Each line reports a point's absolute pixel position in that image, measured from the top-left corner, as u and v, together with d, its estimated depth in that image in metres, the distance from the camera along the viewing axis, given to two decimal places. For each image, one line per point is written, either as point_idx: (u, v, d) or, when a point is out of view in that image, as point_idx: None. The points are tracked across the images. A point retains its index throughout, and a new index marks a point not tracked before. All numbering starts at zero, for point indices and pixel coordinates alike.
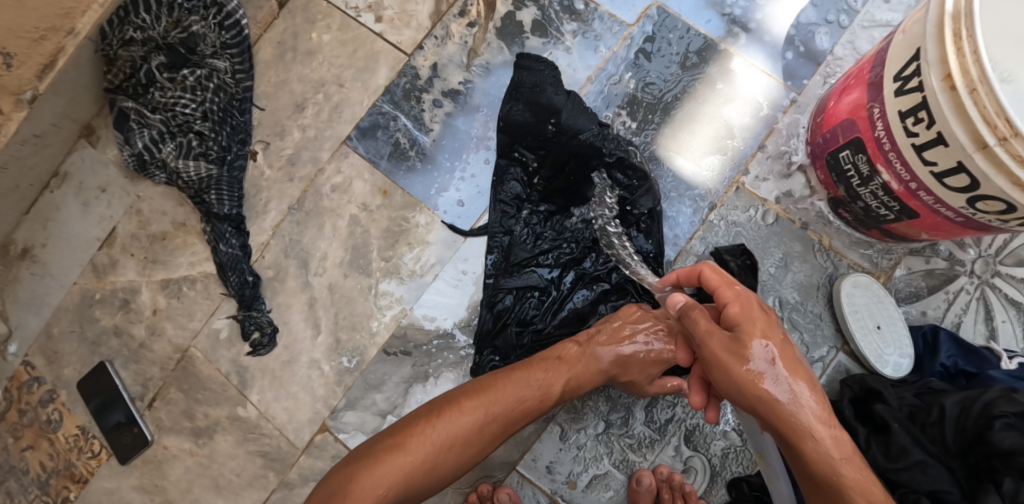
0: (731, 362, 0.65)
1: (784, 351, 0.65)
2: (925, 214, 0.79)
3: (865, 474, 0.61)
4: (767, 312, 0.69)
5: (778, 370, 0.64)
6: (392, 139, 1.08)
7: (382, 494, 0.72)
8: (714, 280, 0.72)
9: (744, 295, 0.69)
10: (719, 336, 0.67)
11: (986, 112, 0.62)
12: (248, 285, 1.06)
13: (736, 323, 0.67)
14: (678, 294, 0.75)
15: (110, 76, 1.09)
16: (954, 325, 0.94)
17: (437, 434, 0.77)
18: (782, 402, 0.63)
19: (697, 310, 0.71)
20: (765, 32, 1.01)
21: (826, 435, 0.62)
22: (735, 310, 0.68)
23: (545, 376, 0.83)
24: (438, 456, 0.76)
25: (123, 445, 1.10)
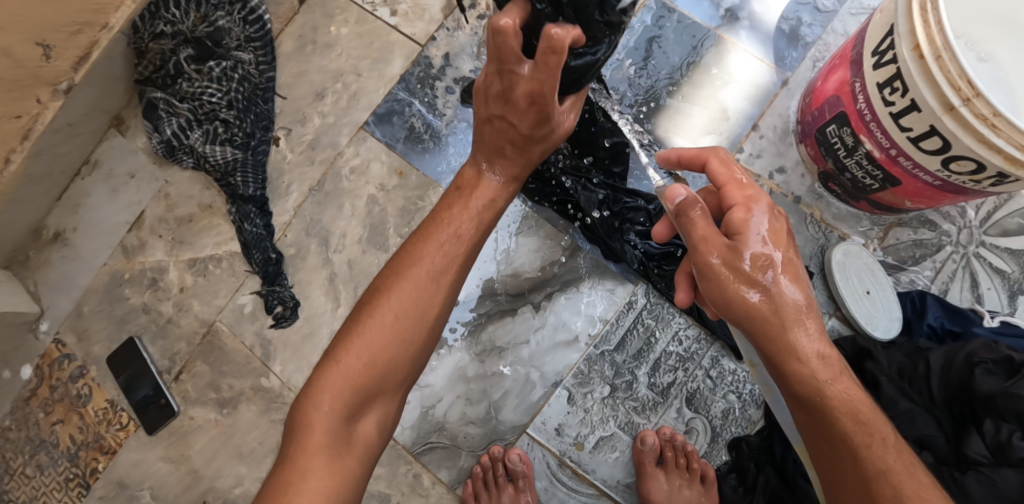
0: (724, 273, 0.68)
1: (787, 265, 0.68)
2: (906, 180, 0.85)
3: (851, 391, 0.68)
4: (775, 216, 0.70)
5: (777, 287, 0.67)
6: (407, 124, 1.14)
7: (330, 408, 0.71)
8: (722, 174, 0.73)
9: (750, 194, 0.71)
10: (717, 242, 0.69)
11: (951, 76, 0.69)
12: (271, 262, 1.13)
13: (739, 232, 0.68)
14: (679, 186, 0.73)
15: (141, 68, 1.16)
16: (942, 291, 1.00)
17: (368, 329, 0.75)
18: (774, 318, 0.67)
19: (697, 209, 0.71)
20: (757, 20, 1.07)
21: (818, 355, 0.67)
22: (741, 217, 0.69)
23: (450, 230, 0.81)
24: (376, 350, 0.74)
25: (150, 416, 1.15)
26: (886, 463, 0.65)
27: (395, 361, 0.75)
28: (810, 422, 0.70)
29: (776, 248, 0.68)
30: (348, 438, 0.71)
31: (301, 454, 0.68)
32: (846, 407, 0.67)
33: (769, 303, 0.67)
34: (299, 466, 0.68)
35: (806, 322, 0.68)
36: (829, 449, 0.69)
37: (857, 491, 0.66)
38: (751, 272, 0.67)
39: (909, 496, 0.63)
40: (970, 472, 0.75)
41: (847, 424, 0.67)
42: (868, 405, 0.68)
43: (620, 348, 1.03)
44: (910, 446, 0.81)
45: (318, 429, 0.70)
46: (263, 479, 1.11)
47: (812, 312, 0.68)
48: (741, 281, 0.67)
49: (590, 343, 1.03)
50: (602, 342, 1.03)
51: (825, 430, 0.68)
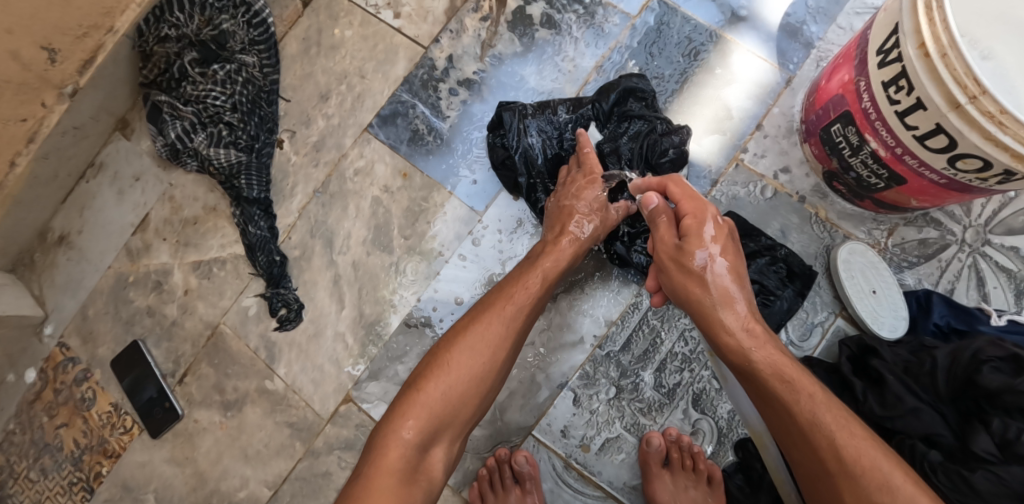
0: (672, 269, 0.79)
1: (718, 256, 0.77)
2: (911, 178, 0.85)
3: (779, 357, 0.72)
4: (719, 221, 0.79)
5: (709, 273, 0.76)
6: (411, 126, 1.14)
7: (410, 435, 0.75)
8: (678, 193, 0.83)
9: (700, 205, 0.80)
10: (669, 247, 0.80)
11: (957, 74, 0.69)
12: (276, 264, 1.13)
13: (684, 233, 0.79)
14: (651, 194, 0.83)
15: (145, 72, 1.16)
16: (948, 290, 1.00)
17: (449, 363, 0.80)
18: (706, 303, 0.76)
19: (663, 217, 0.82)
20: (761, 19, 1.07)
21: (743, 329, 0.74)
22: (690, 219, 0.79)
23: (532, 283, 0.87)
24: (456, 386, 0.79)
25: (155, 419, 1.15)
26: (818, 415, 0.67)
27: (464, 400, 0.79)
28: (754, 392, 0.74)
29: (711, 245, 0.77)
30: (420, 465, 0.75)
31: (375, 477, 0.72)
32: (771, 370, 0.71)
33: (702, 288, 0.76)
34: (372, 484, 0.71)
35: (734, 304, 0.76)
36: (772, 415, 0.71)
37: (801, 448, 0.68)
38: (687, 263, 0.77)
39: (840, 443, 0.64)
40: (978, 469, 0.75)
41: (775, 386, 0.70)
42: (797, 368, 0.71)
43: (626, 349, 1.03)
44: (917, 444, 0.81)
45: (395, 451, 0.74)
46: (268, 482, 1.11)
47: (741, 297, 0.76)
48: (682, 273, 0.78)
49: (596, 345, 1.03)
50: (607, 343, 1.03)
51: (764, 396, 0.72)
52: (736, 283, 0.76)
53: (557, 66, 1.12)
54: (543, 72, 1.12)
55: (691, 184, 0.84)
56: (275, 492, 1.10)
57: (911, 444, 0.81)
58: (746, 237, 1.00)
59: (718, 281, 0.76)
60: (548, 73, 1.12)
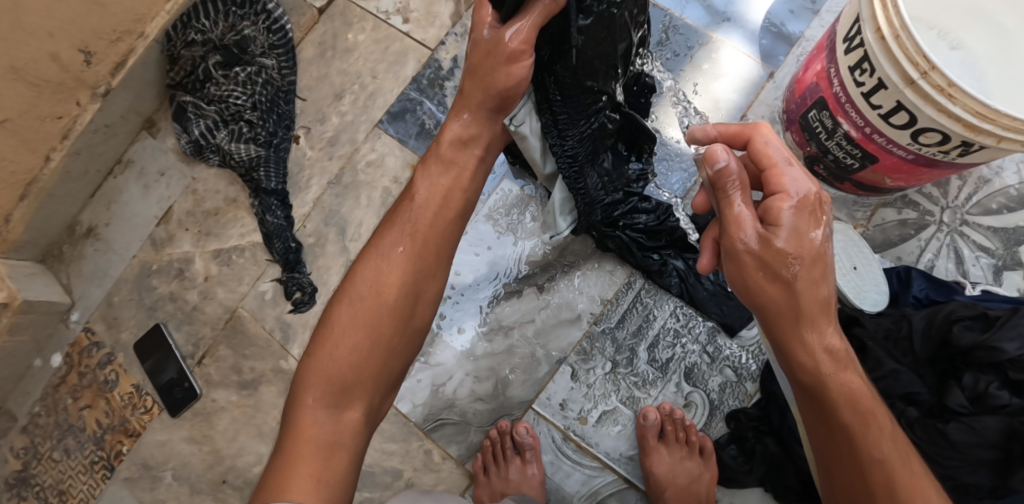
0: (747, 260, 0.70)
1: (813, 260, 0.69)
2: (882, 156, 0.91)
3: (855, 383, 0.70)
4: (817, 206, 0.70)
5: (800, 281, 0.69)
6: (419, 121, 1.22)
7: (314, 400, 0.73)
8: (769, 158, 0.73)
9: (793, 184, 0.71)
10: (749, 228, 0.70)
11: (909, 53, 0.76)
12: (292, 250, 1.20)
13: (770, 222, 0.69)
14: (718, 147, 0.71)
15: (172, 74, 1.24)
16: (928, 267, 1.05)
17: (336, 326, 0.77)
18: (794, 305, 0.70)
19: (736, 188, 0.71)
20: (744, 19, 1.15)
21: (824, 350, 0.70)
22: (781, 200, 0.70)
23: (413, 205, 0.81)
24: (345, 340, 0.75)
25: (175, 399, 1.21)
26: (882, 450, 0.68)
27: (360, 366, 0.75)
28: (813, 407, 0.72)
29: (814, 236, 0.69)
30: (336, 439, 0.71)
31: (289, 446, 0.70)
32: (847, 398, 0.69)
33: (789, 294, 0.69)
34: (296, 457, 0.69)
35: (822, 323, 0.70)
36: (827, 434, 0.72)
37: (849, 474, 0.69)
38: (776, 267, 0.69)
39: (899, 484, 0.66)
40: (952, 422, 0.81)
41: (847, 414, 0.69)
42: (870, 399, 0.70)
43: (620, 325, 1.08)
44: (896, 403, 0.86)
45: (308, 429, 0.71)
46: None
47: (833, 310, 0.70)
48: (762, 273, 0.70)
49: (592, 322, 1.09)
50: (603, 320, 1.09)
51: (829, 420, 0.71)
52: (832, 291, 0.70)
53: None
54: None
55: (779, 144, 0.74)
56: None
57: (891, 403, 0.86)
58: None
59: (812, 295, 0.69)
60: None
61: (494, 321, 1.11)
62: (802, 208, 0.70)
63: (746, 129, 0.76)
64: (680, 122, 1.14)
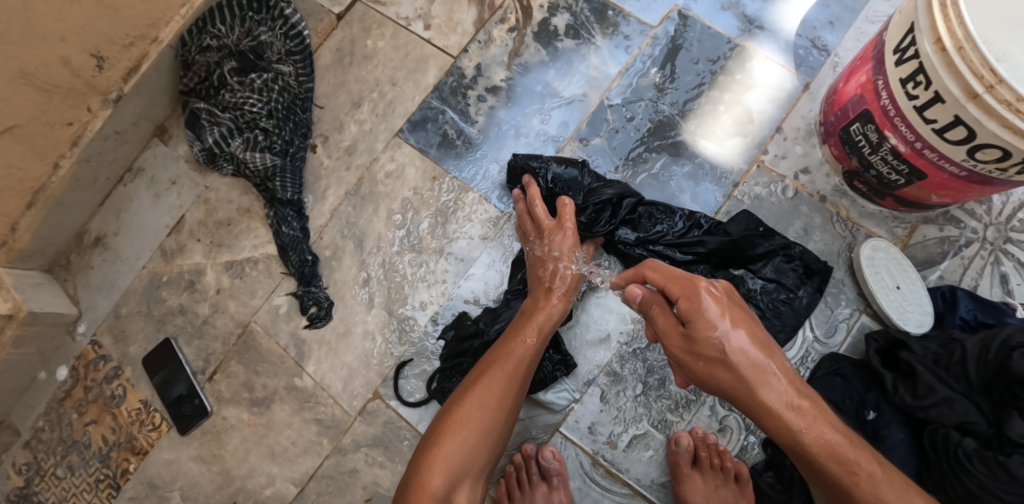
0: (691, 361, 0.76)
1: (733, 333, 0.73)
2: (932, 172, 0.87)
3: (831, 435, 0.73)
4: (714, 295, 0.75)
5: (732, 357, 0.73)
6: (440, 131, 1.19)
7: (439, 482, 0.81)
8: (659, 277, 0.81)
9: (688, 285, 0.77)
10: (676, 335, 0.77)
11: (973, 65, 0.72)
12: (308, 264, 1.16)
13: (686, 319, 0.75)
14: (633, 287, 0.84)
15: (186, 80, 1.21)
16: (971, 286, 1.01)
17: (466, 416, 0.87)
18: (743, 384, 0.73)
19: (655, 307, 0.81)
20: (778, 28, 1.12)
21: (790, 409, 0.73)
22: (683, 304, 0.76)
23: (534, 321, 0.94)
24: (465, 436, 0.85)
25: (183, 416, 1.17)
26: (878, 496, 0.69)
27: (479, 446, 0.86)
28: (809, 472, 0.74)
29: (723, 325, 0.73)
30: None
31: None
32: (827, 453, 0.72)
33: (731, 374, 0.74)
34: None
35: (773, 383, 0.73)
36: (828, 491, 0.74)
37: None
38: (707, 356, 0.74)
39: None
40: (1014, 455, 0.78)
41: (832, 467, 0.72)
42: (850, 447, 0.72)
43: (653, 346, 1.04)
44: (951, 433, 0.83)
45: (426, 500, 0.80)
46: (294, 479, 1.12)
47: (776, 372, 0.73)
48: (701, 363, 0.75)
49: (621, 342, 1.04)
50: (634, 340, 1.04)
51: (821, 477, 0.73)
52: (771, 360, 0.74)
53: (582, 72, 1.16)
54: (567, 79, 1.16)
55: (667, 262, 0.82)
56: (301, 490, 1.11)
57: (945, 433, 0.84)
58: (761, 236, 1.00)
59: (746, 363, 0.73)
60: (575, 79, 1.16)
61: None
62: (709, 299, 0.75)
63: (639, 265, 0.85)
64: (711, 135, 1.10)
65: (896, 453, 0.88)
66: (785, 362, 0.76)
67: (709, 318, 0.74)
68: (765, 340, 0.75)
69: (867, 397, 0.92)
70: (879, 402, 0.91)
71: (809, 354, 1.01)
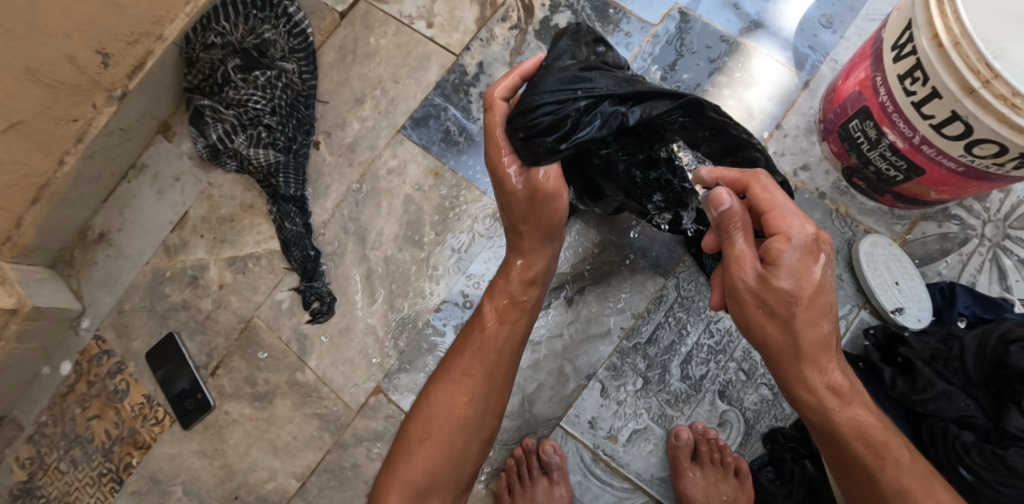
0: (749, 302, 0.74)
1: (812, 300, 0.71)
2: (930, 168, 0.88)
3: (864, 418, 0.73)
4: (811, 249, 0.71)
5: (800, 322, 0.71)
6: (442, 127, 1.19)
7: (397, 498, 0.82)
8: (762, 202, 0.74)
9: (791, 226, 0.71)
10: (749, 271, 0.73)
11: (969, 60, 0.73)
12: (310, 259, 1.16)
13: (768, 263, 0.71)
14: (723, 192, 0.73)
15: (190, 77, 1.22)
16: (970, 283, 1.02)
17: (430, 422, 0.86)
18: (804, 348, 0.72)
19: (740, 228, 0.74)
20: (778, 27, 1.12)
21: (829, 387, 0.73)
22: (777, 244, 0.71)
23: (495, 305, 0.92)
24: (430, 444, 0.84)
25: (186, 411, 1.17)
26: (901, 482, 0.70)
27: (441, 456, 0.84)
28: (829, 448, 0.75)
29: (802, 285, 0.71)
30: None
31: None
32: (857, 433, 0.72)
33: (786, 335, 0.72)
34: None
35: (825, 361, 0.73)
36: (843, 469, 0.75)
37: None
38: (775, 307, 0.72)
39: None
40: (1012, 448, 0.79)
41: (858, 449, 0.72)
42: (881, 431, 0.72)
43: (652, 341, 1.04)
44: (949, 427, 0.84)
45: None
46: (295, 474, 1.12)
47: (833, 350, 0.73)
48: (762, 311, 0.73)
49: (622, 337, 1.05)
50: (634, 335, 1.05)
51: (843, 456, 0.74)
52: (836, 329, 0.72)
53: None
54: None
55: (778, 187, 0.75)
56: (303, 484, 1.12)
57: (943, 427, 0.84)
58: None
59: (810, 334, 0.71)
60: None
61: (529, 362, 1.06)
62: (801, 251, 0.71)
63: (746, 173, 0.75)
64: None
65: None
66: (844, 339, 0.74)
67: (795, 269, 0.71)
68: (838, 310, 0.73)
69: (866, 391, 0.93)
70: (879, 396, 0.92)
71: None
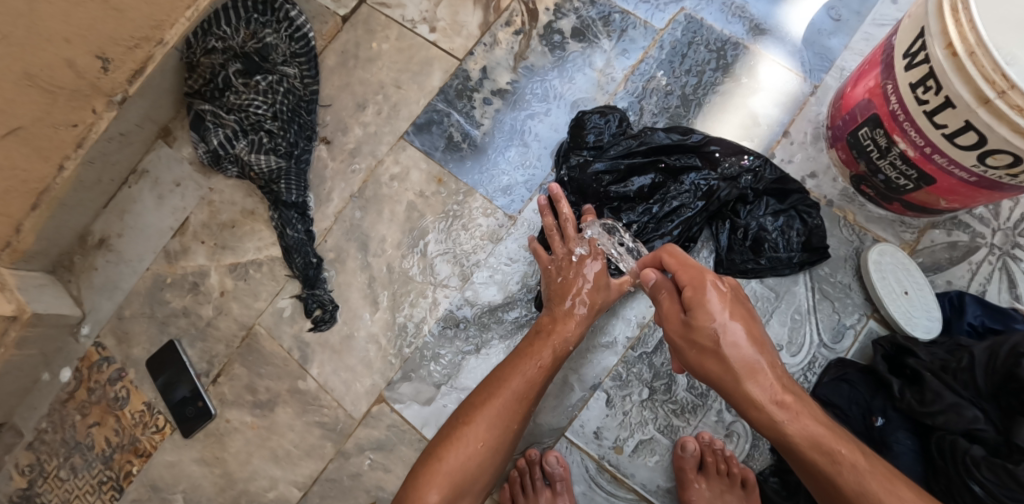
0: (684, 346, 0.80)
1: (730, 326, 0.76)
2: (941, 177, 0.86)
3: (815, 427, 0.75)
4: (717, 289, 0.78)
5: (724, 349, 0.76)
6: (445, 133, 1.18)
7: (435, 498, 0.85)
8: (673, 263, 0.83)
9: (696, 275, 0.79)
10: (676, 321, 0.80)
11: (985, 71, 0.71)
12: (311, 266, 1.15)
13: (688, 307, 0.78)
14: (649, 270, 0.84)
15: (190, 82, 1.20)
16: (979, 292, 1.00)
17: (474, 434, 0.90)
18: (736, 374, 0.76)
19: (664, 291, 0.83)
20: (785, 32, 1.11)
21: (774, 402, 0.75)
22: (688, 292, 0.79)
23: (560, 337, 0.97)
24: (471, 454, 0.89)
25: (186, 419, 1.17)
26: (863, 487, 0.71)
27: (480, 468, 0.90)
28: (796, 464, 0.76)
29: (721, 318, 0.76)
30: None
31: None
32: (810, 444, 0.74)
33: (721, 365, 0.77)
34: None
35: (760, 377, 0.76)
36: (814, 483, 0.75)
37: None
38: (700, 344, 0.77)
39: None
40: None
41: (815, 458, 0.74)
42: (833, 438, 0.74)
43: (659, 350, 1.03)
44: (958, 440, 0.83)
45: None
46: (297, 483, 1.11)
47: (766, 369, 0.76)
48: (695, 351, 0.78)
49: (628, 346, 1.04)
50: (640, 344, 1.04)
51: (806, 469, 0.75)
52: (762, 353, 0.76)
53: (588, 76, 1.16)
54: (572, 82, 1.16)
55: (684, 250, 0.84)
56: (304, 493, 1.11)
57: (953, 440, 0.83)
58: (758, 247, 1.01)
59: (736, 357, 0.76)
60: (581, 83, 1.16)
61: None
62: (712, 289, 0.78)
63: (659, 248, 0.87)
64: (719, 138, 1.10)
65: (903, 459, 0.87)
66: (776, 358, 0.78)
67: (709, 307, 0.77)
68: (760, 335, 0.78)
69: (873, 403, 0.92)
70: (886, 408, 0.91)
71: (815, 359, 1.00)
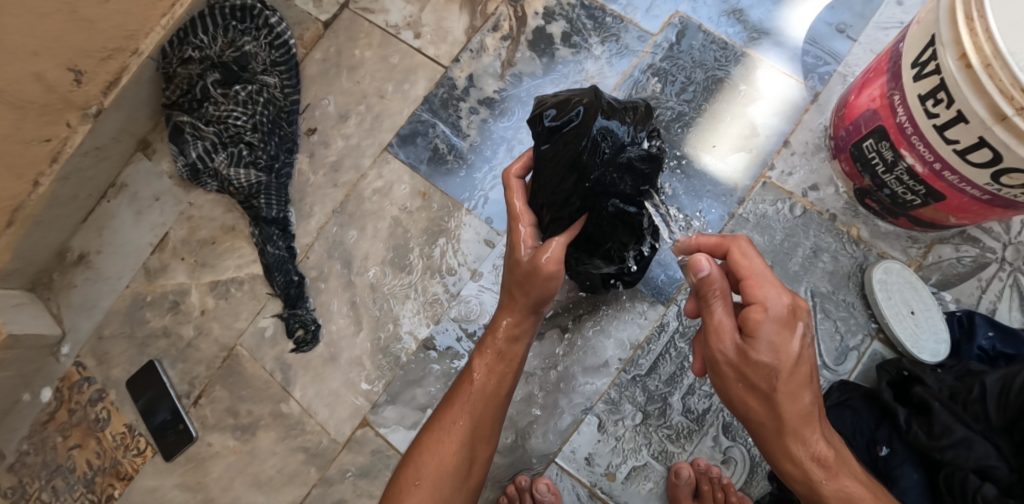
0: (732, 376, 0.73)
1: (791, 374, 0.69)
2: (951, 194, 0.81)
3: (850, 489, 0.71)
4: (790, 324, 0.70)
5: (782, 398, 0.70)
6: (430, 145, 1.14)
7: None
8: (744, 271, 0.73)
9: (768, 297, 0.70)
10: (732, 344, 0.72)
11: (1002, 85, 0.66)
12: (293, 285, 1.12)
13: (752, 337, 0.70)
14: (702, 259, 0.74)
15: (168, 93, 1.16)
16: (989, 311, 0.95)
17: (416, 476, 0.82)
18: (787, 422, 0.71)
19: (718, 297, 0.73)
20: (784, 36, 1.06)
21: (813, 459, 0.72)
22: (755, 316, 0.70)
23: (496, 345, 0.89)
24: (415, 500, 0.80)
25: (168, 442, 1.13)
26: None
27: None
28: None
29: (788, 361, 0.69)
30: None
31: None
32: None
33: (770, 411, 0.71)
34: None
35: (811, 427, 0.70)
36: None
37: None
38: (756, 383, 0.71)
39: None
40: None
41: None
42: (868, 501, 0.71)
43: (652, 373, 0.99)
44: (969, 477, 0.78)
45: None
46: None
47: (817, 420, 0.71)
48: (745, 385, 0.72)
49: (621, 368, 1.00)
50: (633, 367, 0.99)
51: None
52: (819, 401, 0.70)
53: (578, 83, 1.11)
54: (562, 90, 1.11)
55: (757, 254, 0.74)
56: None
57: (962, 477, 0.79)
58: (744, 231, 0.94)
59: (792, 410, 0.70)
60: (571, 91, 1.11)
61: (523, 395, 1.01)
62: (781, 322, 0.70)
63: (725, 240, 0.76)
64: (717, 148, 1.04)
65: (910, 495, 0.82)
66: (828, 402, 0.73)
67: (777, 343, 0.69)
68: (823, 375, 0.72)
69: (877, 432, 0.88)
70: (892, 438, 0.86)
71: None
